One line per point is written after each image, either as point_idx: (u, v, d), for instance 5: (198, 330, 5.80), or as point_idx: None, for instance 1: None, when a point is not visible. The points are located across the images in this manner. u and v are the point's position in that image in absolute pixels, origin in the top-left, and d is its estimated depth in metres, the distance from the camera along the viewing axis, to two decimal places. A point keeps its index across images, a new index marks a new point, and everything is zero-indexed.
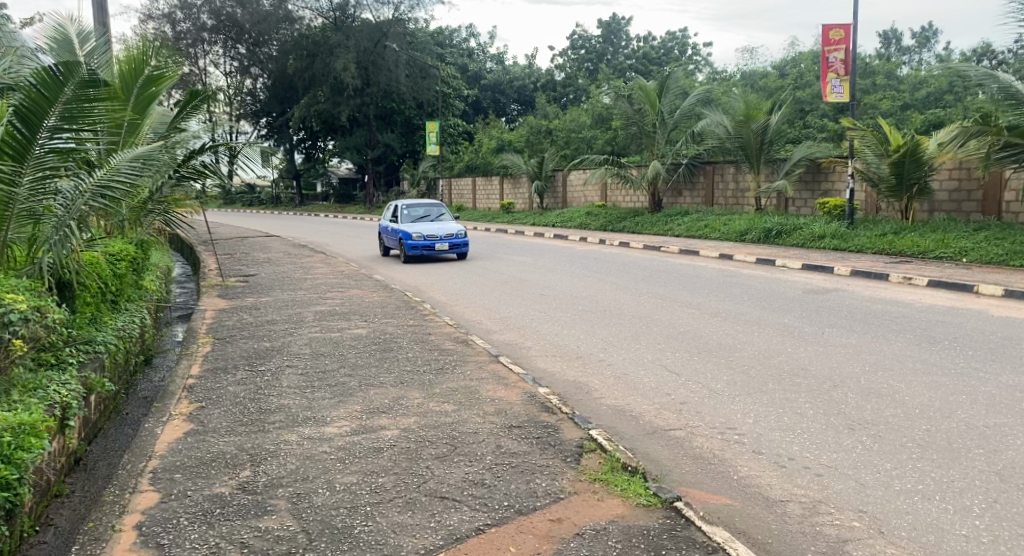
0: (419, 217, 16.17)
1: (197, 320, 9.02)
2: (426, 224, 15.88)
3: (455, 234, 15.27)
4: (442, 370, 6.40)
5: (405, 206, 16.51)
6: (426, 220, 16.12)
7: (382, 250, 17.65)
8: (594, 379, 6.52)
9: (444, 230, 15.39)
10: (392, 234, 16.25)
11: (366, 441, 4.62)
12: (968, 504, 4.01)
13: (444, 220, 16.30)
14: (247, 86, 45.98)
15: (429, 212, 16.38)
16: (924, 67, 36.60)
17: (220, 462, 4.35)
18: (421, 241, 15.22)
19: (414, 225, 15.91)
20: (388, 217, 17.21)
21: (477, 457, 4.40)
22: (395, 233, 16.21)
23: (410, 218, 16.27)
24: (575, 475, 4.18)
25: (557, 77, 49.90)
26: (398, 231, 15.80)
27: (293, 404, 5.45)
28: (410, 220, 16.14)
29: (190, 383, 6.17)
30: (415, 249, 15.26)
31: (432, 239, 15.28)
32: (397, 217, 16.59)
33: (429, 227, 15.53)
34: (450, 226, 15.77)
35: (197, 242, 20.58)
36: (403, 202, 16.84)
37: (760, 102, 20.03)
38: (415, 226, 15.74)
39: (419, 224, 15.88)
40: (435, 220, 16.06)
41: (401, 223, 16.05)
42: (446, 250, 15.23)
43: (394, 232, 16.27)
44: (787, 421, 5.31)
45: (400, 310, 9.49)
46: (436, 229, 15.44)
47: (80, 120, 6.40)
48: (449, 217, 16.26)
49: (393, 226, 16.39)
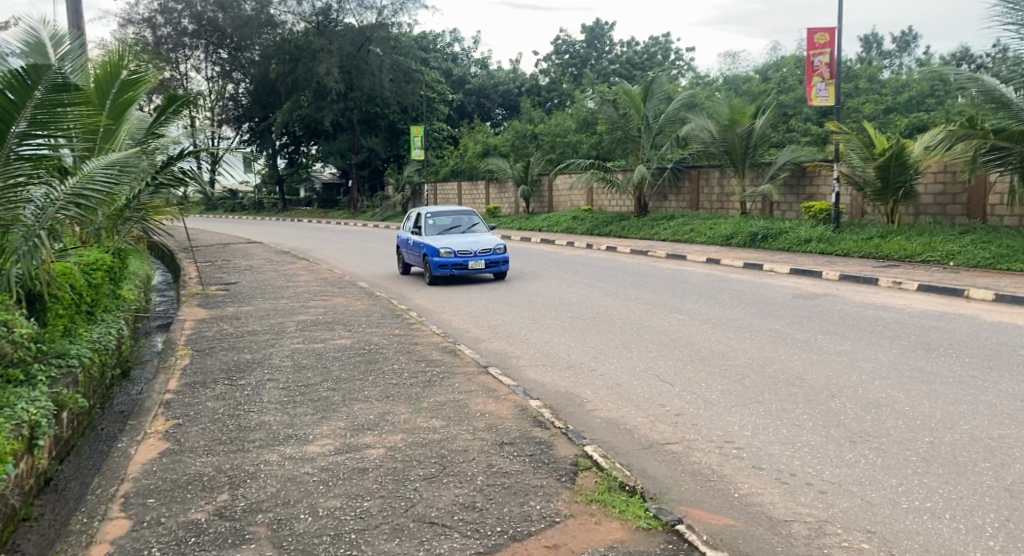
0: (446, 228, 13.51)
1: (176, 331, 8.78)
2: (456, 237, 13.16)
3: (492, 249, 12.62)
4: (429, 383, 6.20)
5: (429, 214, 13.83)
6: (454, 232, 13.46)
7: (398, 267, 14.89)
8: (585, 391, 6.33)
9: (480, 245, 12.72)
10: (413, 248, 13.56)
11: (351, 462, 4.43)
12: (980, 523, 3.86)
13: (477, 232, 13.65)
14: (228, 91, 45.64)
15: (457, 221, 13.71)
16: (906, 71, 36.74)
17: (197, 484, 4.14)
18: (451, 257, 12.54)
19: (440, 237, 13.23)
20: (407, 228, 14.55)
21: (468, 478, 4.21)
22: (416, 247, 13.50)
23: (434, 227, 13.63)
24: (570, 496, 4.00)
25: (541, 82, 49.81)
26: (421, 245, 13.11)
27: (274, 421, 5.24)
28: (435, 231, 13.45)
29: (167, 398, 5.94)
30: (443, 267, 12.57)
31: (464, 255, 12.59)
32: (419, 227, 13.90)
33: (461, 241, 12.81)
34: (485, 239, 13.07)
35: (179, 250, 20.29)
36: (425, 210, 14.15)
37: (745, 106, 19.95)
38: (442, 238, 13.05)
39: (446, 236, 13.20)
40: (465, 233, 13.39)
41: (424, 235, 13.39)
42: (480, 267, 12.58)
43: (414, 245, 13.55)
44: (786, 433, 5.14)
45: (385, 319, 9.28)
46: (468, 243, 12.76)
47: (52, 127, 6.14)
48: (481, 228, 13.67)
49: (414, 238, 13.66)
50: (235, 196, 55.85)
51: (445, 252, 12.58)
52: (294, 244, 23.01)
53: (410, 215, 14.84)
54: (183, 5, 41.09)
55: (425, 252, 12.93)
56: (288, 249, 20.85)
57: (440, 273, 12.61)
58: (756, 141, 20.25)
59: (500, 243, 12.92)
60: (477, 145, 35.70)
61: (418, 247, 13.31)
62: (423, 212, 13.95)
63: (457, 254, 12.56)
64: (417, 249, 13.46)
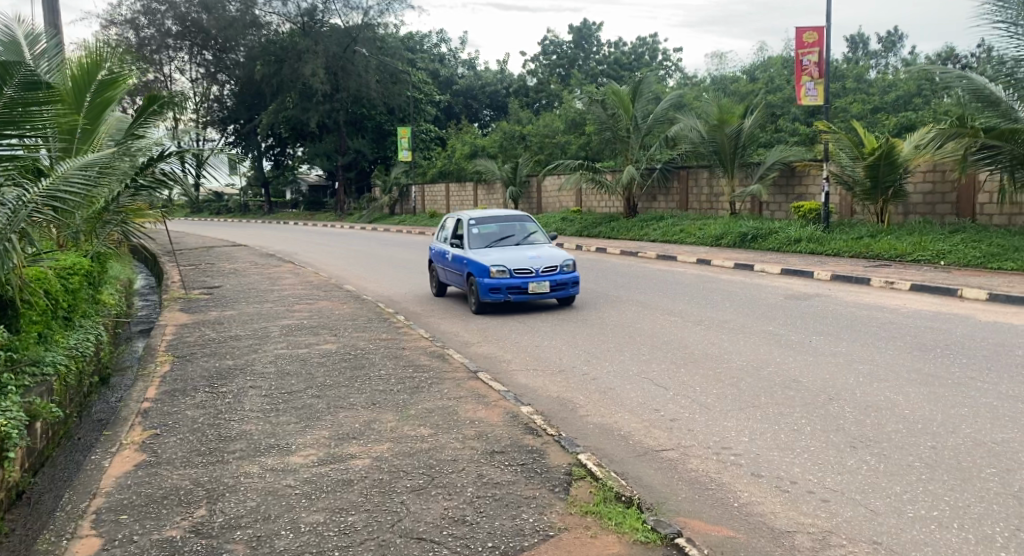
0: (495, 239, 10.57)
1: (156, 337, 8.58)
2: (511, 250, 10.22)
3: (558, 267, 9.77)
4: (416, 389, 6.03)
5: (472, 219, 10.89)
6: (504, 243, 10.55)
7: (433, 287, 11.89)
8: (577, 396, 6.17)
9: (543, 262, 9.82)
10: (454, 264, 10.64)
11: (335, 473, 4.26)
12: (990, 533, 3.72)
13: (534, 244, 10.70)
14: (213, 93, 45.30)
15: (508, 230, 10.76)
16: (893, 70, 36.79)
17: (173, 499, 3.95)
18: (505, 278, 9.66)
19: (489, 250, 10.34)
20: (443, 237, 11.64)
21: (457, 489, 4.04)
22: (457, 262, 10.57)
23: (480, 237, 10.67)
24: (564, 508, 3.84)
25: (528, 83, 49.70)
26: (466, 261, 10.22)
27: (255, 430, 5.06)
28: (481, 242, 10.54)
29: (145, 407, 5.75)
30: (496, 291, 9.68)
31: (524, 276, 9.69)
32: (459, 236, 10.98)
33: (518, 257, 9.88)
34: (548, 253, 10.15)
35: (163, 253, 20.05)
36: (466, 214, 11.22)
37: (734, 106, 19.84)
38: (493, 252, 10.13)
39: (497, 249, 10.30)
40: (519, 245, 10.47)
41: (467, 247, 10.48)
42: (544, 291, 9.73)
43: (456, 260, 10.61)
44: (784, 438, 4.99)
45: (371, 322, 9.11)
46: (526, 258, 9.87)
47: (23, 125, 5.88)
48: (539, 237, 10.76)
49: (455, 251, 10.73)
50: (221, 198, 55.46)
51: (498, 271, 9.69)
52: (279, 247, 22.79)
53: (446, 218, 11.89)
54: (167, 6, 40.75)
55: (471, 271, 10.02)
56: (274, 252, 20.64)
57: (492, 298, 9.71)
58: (744, 141, 20.17)
59: (569, 259, 10.01)
60: (465, 146, 35.60)
61: (460, 262, 10.42)
62: (465, 219, 11.01)
63: (515, 274, 9.67)
64: (458, 265, 10.55)
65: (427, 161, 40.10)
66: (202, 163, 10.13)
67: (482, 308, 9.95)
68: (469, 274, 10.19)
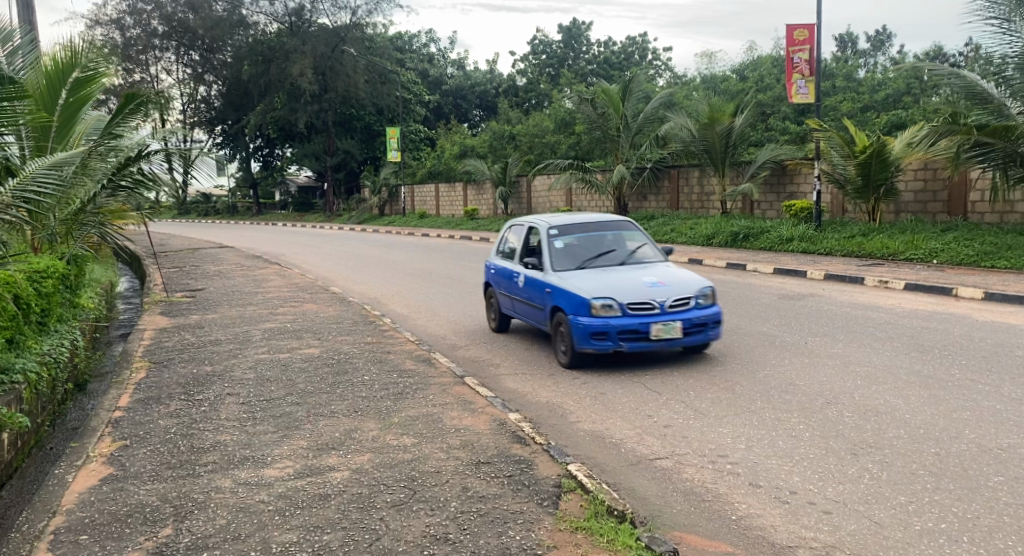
0: (588, 256, 7.45)
1: (134, 343, 8.33)
2: (616, 274, 7.09)
3: (691, 298, 6.66)
4: (399, 396, 5.81)
5: (551, 228, 7.79)
6: (601, 261, 7.44)
7: (495, 323, 8.68)
8: (566, 402, 5.96)
9: (670, 292, 6.67)
10: (529, 291, 7.56)
11: (311, 487, 4.04)
12: (1003, 547, 3.53)
13: (641, 261, 7.54)
14: (201, 94, 44.95)
15: (601, 242, 7.64)
16: (883, 69, 36.71)
17: (137, 517, 3.75)
18: (613, 316, 6.55)
19: (581, 273, 7.21)
20: (506, 252, 8.53)
21: (441, 504, 3.83)
22: (536, 290, 7.46)
23: (566, 254, 7.52)
24: (553, 523, 3.64)
25: (518, 83, 49.48)
26: (550, 289, 7.15)
27: (230, 441, 4.85)
28: (570, 261, 7.42)
29: (116, 416, 5.53)
30: (600, 336, 6.56)
31: (642, 314, 6.57)
32: (533, 251, 7.86)
33: (633, 285, 6.74)
34: (672, 276, 7.01)
35: (148, 255, 19.76)
36: (541, 219, 8.14)
37: (724, 105, 19.64)
38: (588, 277, 7.02)
39: (594, 271, 7.19)
40: (624, 265, 7.36)
41: (549, 268, 7.37)
42: (673, 336, 6.59)
43: (533, 286, 7.51)
44: (782, 445, 4.79)
45: (356, 326, 8.89)
46: (644, 286, 6.74)
47: None
48: (649, 252, 7.63)
49: (530, 273, 7.61)
50: (209, 200, 55.04)
51: (602, 306, 6.59)
52: (265, 248, 22.52)
53: (508, 225, 8.80)
54: (153, 5, 40.42)
55: (561, 306, 6.90)
56: (260, 254, 20.41)
57: (595, 347, 6.59)
58: (735, 140, 20.01)
59: (705, 287, 6.87)
60: (454, 146, 35.39)
61: (541, 291, 7.32)
62: (542, 227, 7.90)
63: (629, 311, 6.56)
64: (536, 295, 7.46)
65: (416, 162, 39.83)
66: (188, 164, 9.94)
67: (579, 361, 6.84)
68: (556, 309, 7.10)
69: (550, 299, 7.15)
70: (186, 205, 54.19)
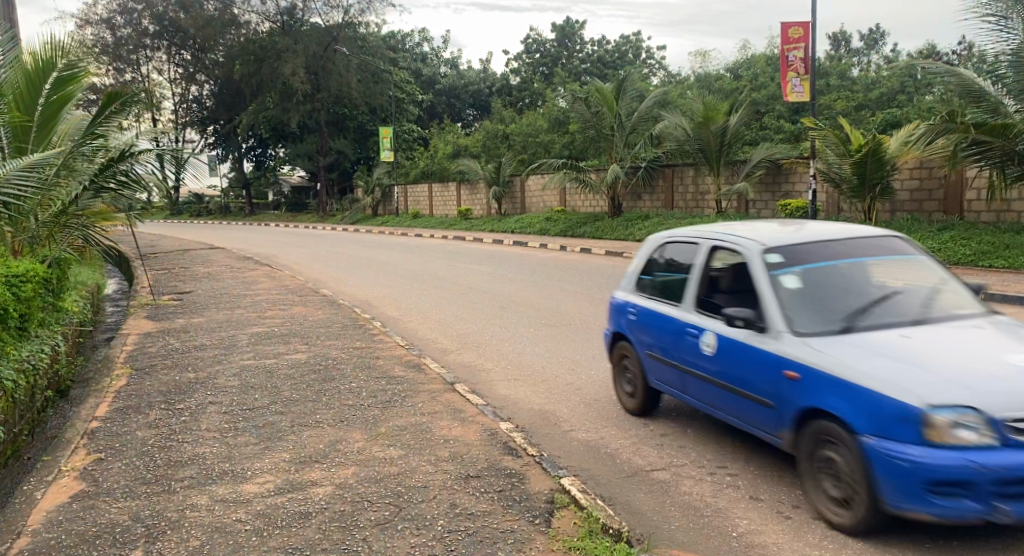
0: (853, 307, 4.22)
1: (117, 350, 8.12)
2: (927, 341, 3.89)
3: None
4: (387, 404, 5.62)
5: (770, 253, 4.53)
6: (876, 314, 4.21)
7: (637, 406, 5.45)
8: (561, 409, 5.78)
9: None
10: (736, 372, 4.39)
11: (292, 504, 3.88)
12: None
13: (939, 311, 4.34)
14: (192, 94, 44.69)
15: (865, 276, 4.40)
16: (877, 67, 36.62)
17: (105, 539, 3.61)
18: (970, 444, 3.44)
19: (856, 340, 4.03)
20: (659, 288, 5.26)
21: (427, 523, 3.67)
22: (759, 374, 4.24)
23: (808, 301, 4.30)
24: (546, 543, 3.48)
25: (511, 82, 49.28)
26: (807, 376, 3.95)
27: (210, 452, 4.68)
28: (822, 316, 4.21)
29: (92, 427, 5.35)
30: (944, 482, 3.45)
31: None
32: (734, 295, 4.63)
33: (989, 374, 3.59)
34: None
35: (137, 257, 19.54)
36: (730, 233, 4.90)
37: (719, 103, 19.46)
38: (885, 355, 3.80)
39: (887, 338, 3.97)
40: (923, 322, 4.14)
41: (787, 330, 4.18)
42: None
43: (749, 365, 4.30)
44: (784, 455, 4.61)
45: (346, 330, 8.70)
46: (1014, 377, 3.59)
47: None
48: (951, 296, 4.42)
49: (742, 340, 4.38)
50: (201, 200, 54.73)
51: (946, 421, 3.46)
52: (256, 249, 22.31)
53: (653, 238, 5.58)
54: (144, 4, 40.23)
55: (840, 411, 3.74)
56: (251, 255, 20.23)
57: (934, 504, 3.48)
58: (730, 138, 19.86)
59: None
60: (447, 145, 35.19)
61: (772, 372, 4.14)
62: (749, 248, 4.64)
63: (1000, 431, 3.44)
64: (761, 378, 4.24)
65: (409, 161, 39.59)
66: (181, 163, 9.99)
67: (884, 521, 3.69)
68: (816, 412, 3.92)
69: (800, 393, 3.99)
70: (179, 205, 53.90)
